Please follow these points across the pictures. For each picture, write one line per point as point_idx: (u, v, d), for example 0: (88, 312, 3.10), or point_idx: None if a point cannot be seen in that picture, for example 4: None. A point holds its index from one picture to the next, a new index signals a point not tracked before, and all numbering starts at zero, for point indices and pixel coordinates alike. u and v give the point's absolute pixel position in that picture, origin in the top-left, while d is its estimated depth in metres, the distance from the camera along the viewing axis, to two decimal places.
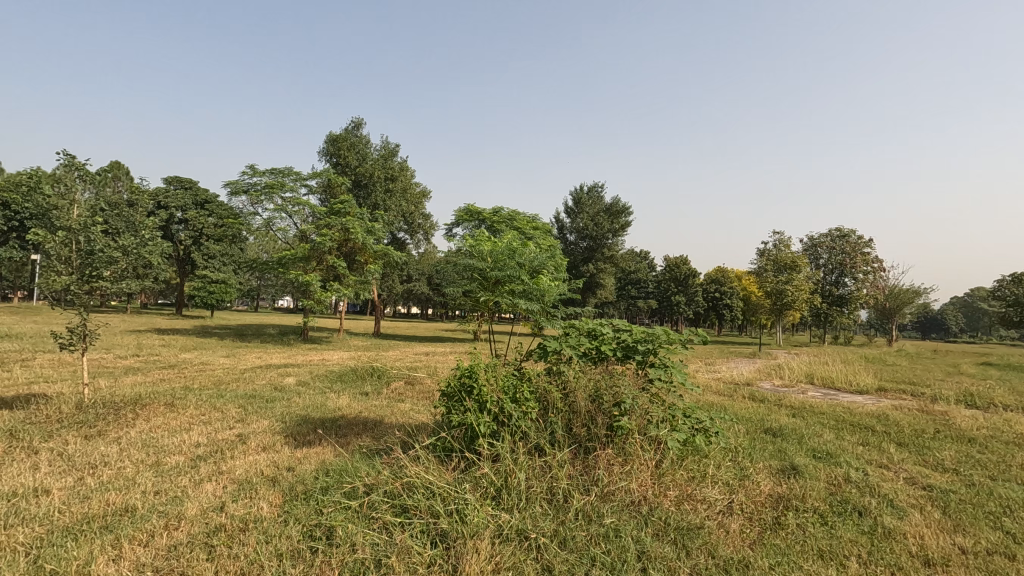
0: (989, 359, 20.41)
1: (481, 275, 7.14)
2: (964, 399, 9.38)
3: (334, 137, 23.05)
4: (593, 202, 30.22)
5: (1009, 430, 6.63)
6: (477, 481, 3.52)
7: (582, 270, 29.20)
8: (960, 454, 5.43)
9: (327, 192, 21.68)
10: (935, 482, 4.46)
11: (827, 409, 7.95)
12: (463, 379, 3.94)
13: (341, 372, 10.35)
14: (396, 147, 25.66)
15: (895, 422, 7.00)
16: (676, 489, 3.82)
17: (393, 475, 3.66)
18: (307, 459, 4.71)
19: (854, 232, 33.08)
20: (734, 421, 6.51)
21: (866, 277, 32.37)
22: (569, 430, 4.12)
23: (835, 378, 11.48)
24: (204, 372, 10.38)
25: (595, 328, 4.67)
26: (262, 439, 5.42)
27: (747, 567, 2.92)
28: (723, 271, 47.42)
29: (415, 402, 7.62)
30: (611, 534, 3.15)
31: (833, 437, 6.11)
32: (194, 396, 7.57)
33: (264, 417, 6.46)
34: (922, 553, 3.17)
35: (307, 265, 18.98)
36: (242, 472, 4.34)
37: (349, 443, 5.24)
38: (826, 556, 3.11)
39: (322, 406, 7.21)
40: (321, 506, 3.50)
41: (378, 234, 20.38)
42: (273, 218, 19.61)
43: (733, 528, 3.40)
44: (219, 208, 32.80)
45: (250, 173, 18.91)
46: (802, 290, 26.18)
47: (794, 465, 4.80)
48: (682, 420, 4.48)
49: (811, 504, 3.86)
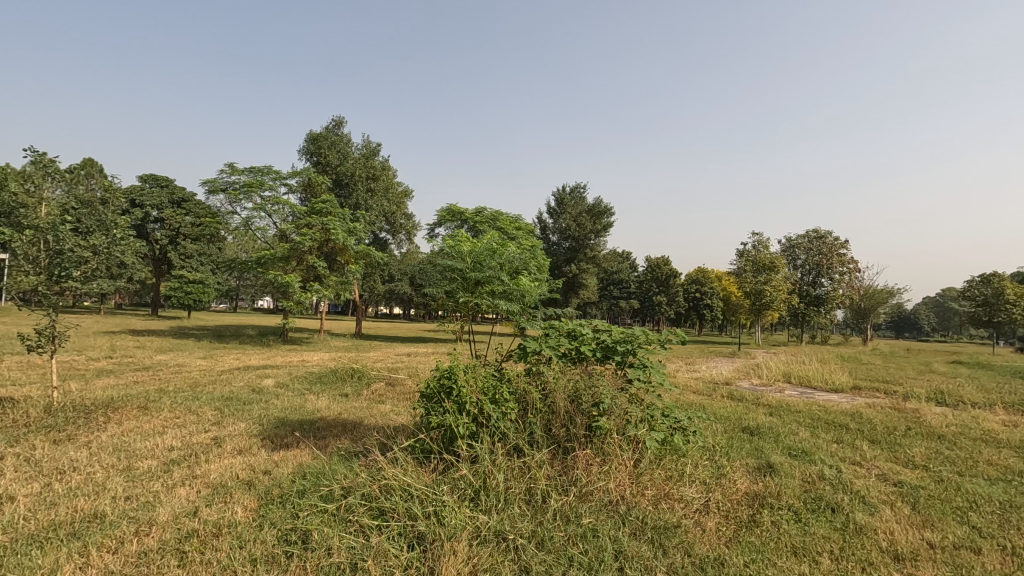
0: (961, 360, 19.83)
1: (460, 274, 7.15)
2: (934, 397, 9.60)
3: (314, 135, 22.78)
4: (576, 203, 30.30)
5: (977, 427, 6.81)
6: (455, 483, 3.51)
7: (564, 270, 29.34)
8: (931, 451, 5.57)
9: (307, 191, 21.44)
10: (905, 478, 4.57)
11: (803, 408, 8.08)
12: (442, 380, 3.93)
13: (320, 373, 10.21)
14: (378, 146, 25.51)
15: (869, 421, 7.14)
16: (653, 488, 3.84)
17: (371, 477, 3.62)
18: (283, 463, 4.65)
19: (831, 233, 33.70)
20: (712, 420, 6.55)
21: (842, 278, 32.99)
22: (549, 431, 4.12)
23: (811, 377, 11.65)
24: (180, 374, 10.19)
25: (575, 329, 4.66)
26: (238, 442, 5.33)
27: (722, 565, 2.96)
28: (704, 271, 47.99)
29: (396, 403, 7.60)
30: (589, 534, 3.16)
31: (809, 435, 6.23)
32: (169, 398, 7.43)
33: (241, 420, 6.35)
34: (891, 548, 3.24)
35: (287, 266, 18.71)
36: (217, 476, 4.26)
37: (327, 446, 5.19)
38: (800, 553, 3.16)
39: (301, 408, 7.12)
40: (297, 510, 3.46)
41: (359, 235, 20.20)
42: (251, 217, 19.36)
43: (710, 527, 3.44)
44: (197, 207, 32.27)
45: (228, 171, 18.61)
46: (780, 290, 26.64)
47: (770, 464, 4.86)
48: (661, 419, 4.51)
49: (786, 502, 3.92)
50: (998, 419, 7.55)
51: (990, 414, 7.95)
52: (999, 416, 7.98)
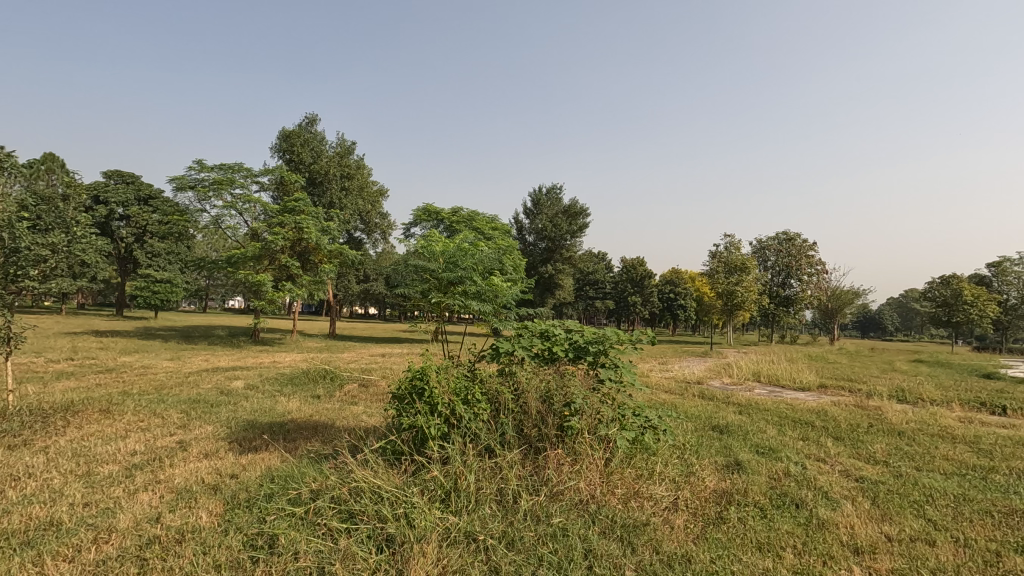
0: (921, 359, 19.66)
1: (433, 275, 7.15)
2: (897, 395, 9.87)
3: (287, 133, 22.30)
4: (552, 203, 30.40)
5: (935, 424, 7.07)
6: (426, 485, 3.49)
7: (540, 270, 29.45)
8: (891, 447, 5.77)
9: (280, 190, 21.10)
10: (866, 474, 4.72)
11: (771, 406, 8.29)
12: (414, 381, 3.91)
13: (291, 374, 10.05)
14: (353, 144, 25.26)
15: (832, 418, 7.35)
16: (623, 487, 3.88)
17: (340, 479, 3.58)
18: (251, 466, 4.55)
19: (799, 236, 34.55)
20: (683, 420, 6.65)
21: (811, 279, 33.83)
22: (520, 432, 4.13)
23: (779, 377, 11.91)
24: (145, 376, 9.89)
25: (548, 329, 4.69)
26: (205, 446, 5.20)
27: (688, 561, 3.01)
28: (677, 272, 48.70)
29: (369, 404, 7.55)
30: (559, 533, 3.17)
31: (776, 432, 6.38)
32: (133, 401, 7.21)
33: (208, 423, 6.19)
34: (851, 542, 3.34)
35: (258, 265, 18.39)
36: (181, 481, 4.15)
37: (297, 449, 5.10)
38: (764, 548, 3.23)
39: (271, 410, 6.99)
40: (263, 514, 3.40)
41: (333, 234, 19.94)
42: (221, 215, 18.98)
43: (678, 524, 3.50)
44: (164, 204, 31.41)
45: (197, 168, 18.20)
46: (751, 290, 27.23)
47: (737, 461, 4.97)
48: (631, 419, 4.57)
49: (753, 498, 4.01)
50: (954, 416, 7.86)
51: (947, 411, 8.28)
52: (957, 412, 8.31)
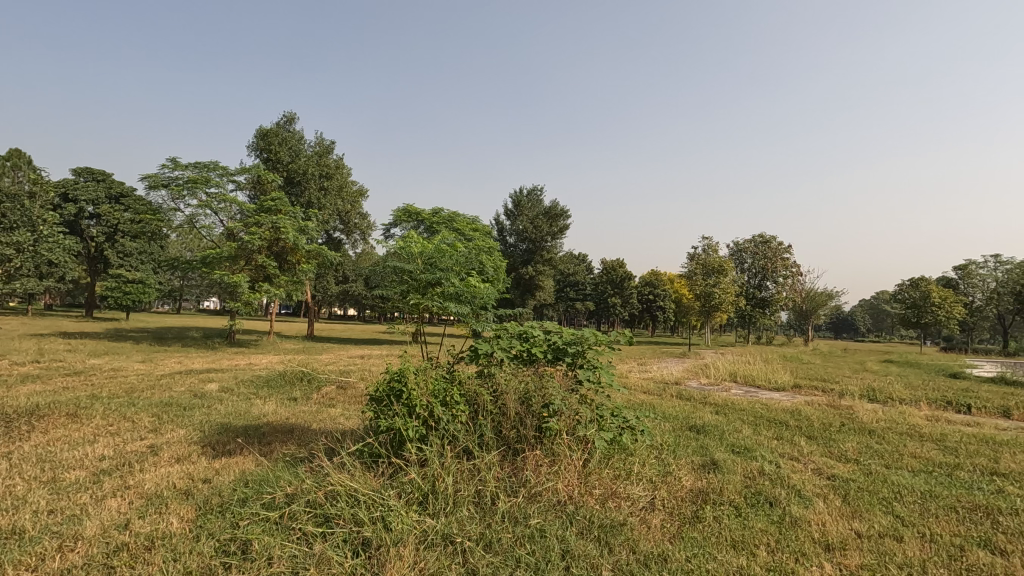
0: (890, 360, 20.37)
1: (410, 277, 7.12)
2: (868, 394, 10.12)
3: (264, 131, 21.96)
4: (532, 205, 30.47)
5: (904, 422, 7.27)
6: (403, 487, 3.47)
7: (521, 271, 29.45)
8: (861, 445, 5.90)
9: (256, 189, 20.75)
10: (838, 472, 4.82)
11: (746, 406, 8.41)
12: (391, 383, 3.89)
13: (267, 376, 9.87)
14: (332, 143, 24.99)
15: (806, 417, 7.49)
16: (601, 487, 3.91)
17: (315, 483, 3.53)
18: (224, 470, 4.47)
19: (774, 238, 35.17)
20: (660, 420, 6.72)
21: (786, 281, 34.49)
22: (499, 433, 4.13)
23: (755, 377, 12.13)
24: (115, 378, 9.61)
25: (526, 330, 4.69)
26: (176, 450, 5.09)
27: (665, 561, 3.04)
28: (657, 274, 49.20)
29: (347, 407, 7.48)
30: (536, 534, 3.18)
31: (750, 432, 6.48)
32: (102, 404, 7.02)
33: (180, 427, 6.06)
34: (823, 539, 3.41)
35: (234, 265, 18.06)
36: (151, 486, 4.05)
37: (272, 452, 5.02)
38: (738, 546, 3.28)
39: (246, 413, 6.87)
40: (237, 519, 3.33)
41: (311, 234, 19.66)
42: (196, 215, 18.61)
43: (654, 523, 3.53)
44: (136, 202, 30.64)
45: (171, 166, 17.81)
46: (728, 292, 27.65)
47: (714, 460, 5.04)
48: (609, 419, 4.62)
49: (728, 497, 4.07)
50: (922, 414, 8.07)
51: (915, 410, 8.49)
52: (925, 411, 8.54)
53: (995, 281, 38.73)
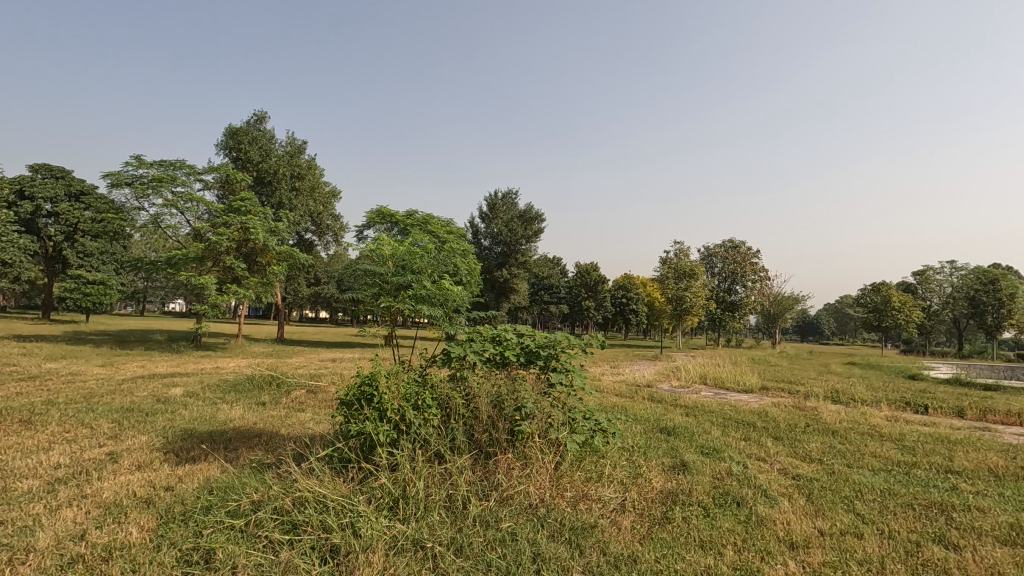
0: (846, 360, 22.96)
1: (381, 279, 7.05)
2: (832, 395, 10.43)
3: (233, 129, 21.51)
4: (507, 208, 30.52)
5: (865, 423, 7.51)
6: (374, 492, 3.43)
7: (495, 274, 29.46)
8: (825, 445, 6.07)
9: (225, 188, 20.28)
10: (802, 471, 4.95)
11: (716, 408, 8.58)
12: (363, 387, 3.85)
13: (235, 381, 9.62)
14: (303, 143, 24.58)
15: (773, 419, 7.67)
16: (572, 490, 3.93)
17: (283, 489, 3.47)
18: (188, 477, 4.34)
19: (744, 243, 35.95)
20: (632, 422, 6.81)
21: (754, 285, 35.29)
22: (471, 437, 4.12)
23: (725, 379, 12.39)
24: (72, 383, 9.24)
25: (500, 333, 4.69)
26: (137, 457, 4.92)
27: (634, 561, 3.07)
28: (630, 277, 49.76)
29: (317, 411, 7.35)
30: (508, 538, 3.17)
31: (719, 433, 6.61)
32: (59, 410, 6.76)
33: (142, 433, 5.87)
34: (787, 537, 3.49)
35: (201, 266, 17.60)
36: (110, 495, 3.91)
37: (238, 458, 4.90)
38: (706, 546, 3.33)
39: (211, 418, 6.69)
40: (200, 527, 3.24)
41: (282, 234, 19.29)
42: (161, 214, 18.08)
43: (625, 525, 3.56)
44: (97, 201, 29.55)
45: (135, 164, 17.28)
46: (699, 296, 28.18)
47: (684, 461, 5.12)
48: (582, 421, 4.65)
49: (696, 497, 4.14)
50: (883, 415, 8.34)
51: (876, 411, 8.77)
52: (885, 411, 8.85)
53: (951, 286, 40.40)
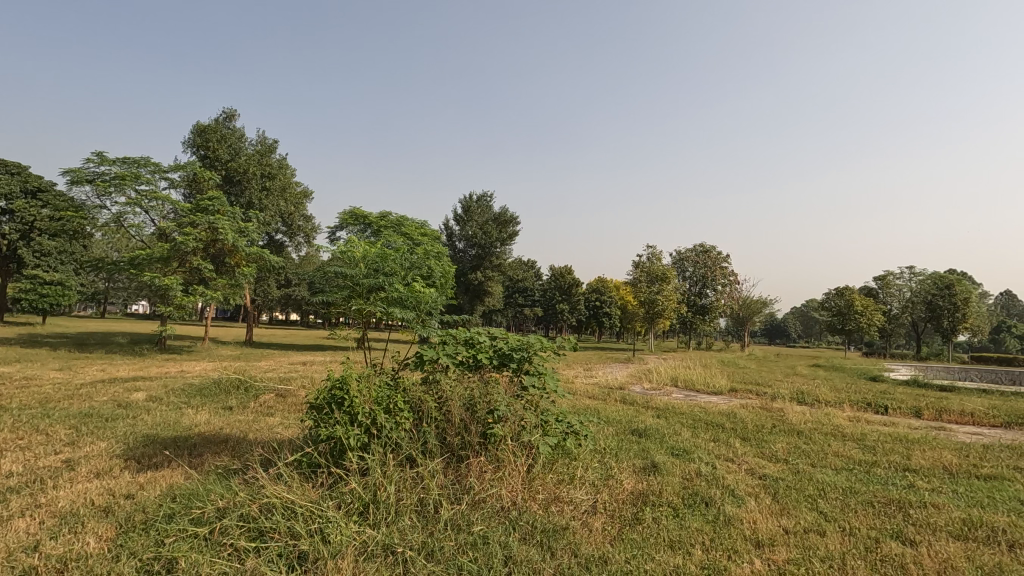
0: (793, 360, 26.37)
1: (352, 281, 6.93)
2: (798, 397, 10.73)
3: (201, 127, 21.00)
4: (482, 211, 30.51)
5: (829, 423, 7.72)
6: (343, 498, 3.39)
7: (469, 277, 29.35)
8: (791, 445, 6.22)
9: (192, 187, 19.76)
10: (769, 471, 5.07)
11: (686, 410, 8.73)
12: (333, 391, 3.81)
13: (200, 384, 9.36)
14: (274, 142, 24.13)
15: (742, 420, 7.84)
16: (544, 492, 3.94)
17: (250, 495, 3.39)
18: (150, 484, 4.21)
19: (715, 248, 36.68)
20: (605, 424, 6.88)
21: (724, 289, 36.02)
22: (442, 440, 4.10)
23: (695, 381, 12.61)
24: (26, 388, 8.84)
25: (473, 336, 4.68)
26: (96, 464, 4.74)
27: (605, 562, 3.10)
28: (603, 281, 50.17)
29: (286, 415, 7.21)
30: (479, 541, 3.16)
31: (689, 435, 6.73)
32: (11, 417, 6.47)
33: (101, 439, 5.66)
34: (753, 536, 3.56)
35: (166, 267, 17.10)
36: (66, 504, 3.76)
37: (203, 465, 4.77)
38: (675, 546, 3.38)
39: (175, 424, 6.49)
40: (162, 536, 3.14)
41: (251, 235, 18.87)
42: (124, 212, 17.50)
43: (596, 527, 3.59)
44: (56, 198, 28.44)
45: (97, 160, 16.71)
46: (671, 300, 28.66)
47: (654, 463, 5.19)
48: (554, 424, 4.67)
49: (666, 498, 4.19)
50: (845, 416, 8.60)
51: (838, 411, 9.05)
52: (847, 412, 9.15)
53: (909, 290, 41.98)
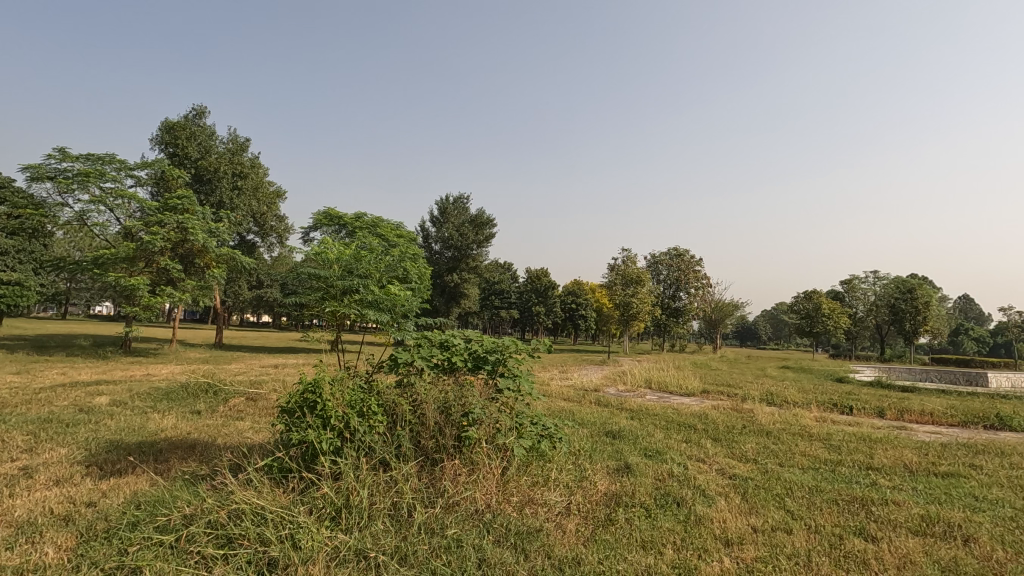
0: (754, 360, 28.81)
1: (326, 283, 6.83)
2: (767, 398, 10.97)
3: (170, 124, 20.51)
4: (458, 213, 30.48)
5: (796, 424, 7.91)
6: (315, 503, 3.34)
7: (445, 279, 29.25)
8: (760, 446, 6.36)
9: (160, 185, 19.24)
10: (739, 471, 5.16)
11: (660, 411, 8.84)
12: (305, 395, 3.74)
13: (167, 388, 9.11)
14: (246, 141, 23.67)
15: (713, 421, 7.97)
16: (518, 495, 3.94)
17: (218, 502, 3.31)
18: (114, 492, 4.08)
19: (687, 252, 37.32)
20: (579, 426, 6.93)
21: (697, 292, 36.62)
22: (416, 444, 4.08)
23: (668, 383, 12.78)
24: None
25: (447, 339, 4.66)
26: (55, 471, 4.57)
27: (579, 564, 3.12)
28: (579, 283, 50.54)
29: (257, 419, 7.06)
30: (453, 544, 3.15)
31: (662, 436, 6.82)
32: None
33: (61, 445, 5.46)
34: (722, 535, 3.63)
35: (132, 267, 16.59)
36: (23, 513, 3.62)
37: (169, 471, 4.65)
38: (647, 546, 3.43)
39: (140, 429, 6.29)
40: (125, 545, 3.05)
41: (222, 235, 18.45)
42: (87, 210, 16.93)
43: (569, 528, 3.61)
44: (15, 195, 27.38)
45: (59, 156, 16.14)
46: (645, 303, 29.00)
47: (627, 464, 5.23)
48: (528, 426, 4.68)
49: (639, 499, 4.24)
50: (811, 416, 8.84)
51: (805, 412, 9.31)
52: (813, 412, 9.43)
53: (874, 294, 43.37)
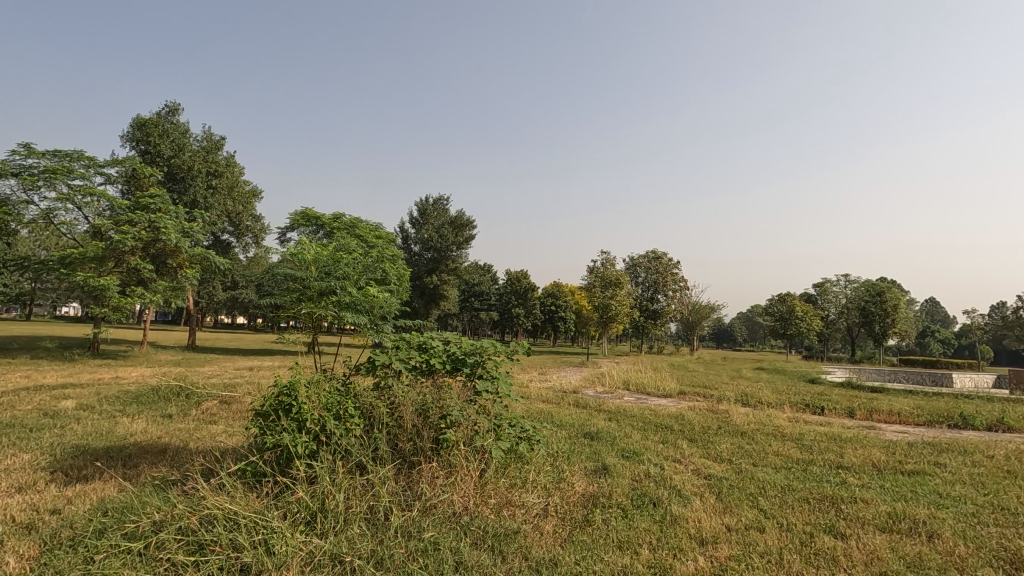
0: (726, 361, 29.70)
1: (302, 284, 6.75)
2: (742, 399, 11.15)
3: (142, 120, 20.02)
4: (438, 214, 30.34)
5: (770, 424, 8.05)
6: (290, 508, 3.29)
7: (424, 280, 29.09)
8: (735, 446, 6.46)
9: (131, 183, 18.77)
10: (714, 471, 5.24)
11: (637, 412, 8.92)
12: (280, 397, 3.68)
13: (136, 392, 8.86)
14: (221, 140, 23.23)
15: (688, 422, 8.08)
16: (496, 496, 3.94)
17: (189, 507, 3.23)
18: (80, 498, 3.97)
19: (665, 254, 37.74)
20: (557, 428, 6.95)
21: (675, 294, 37.02)
22: (393, 447, 4.05)
23: (645, 384, 12.90)
24: None
25: (426, 341, 4.62)
26: (17, 478, 4.42)
27: (555, 565, 3.13)
28: (559, 285, 50.75)
29: (230, 423, 6.92)
30: (430, 547, 3.13)
31: (639, 437, 6.89)
32: None
33: (24, 451, 5.28)
34: (697, 534, 3.67)
35: (101, 267, 16.12)
36: None
37: (138, 476, 4.53)
38: (624, 546, 3.45)
39: (108, 433, 6.12)
40: (91, 553, 2.96)
41: (195, 235, 18.08)
42: (54, 209, 16.42)
43: (547, 530, 3.63)
44: None
45: (23, 152, 15.62)
46: (623, 305, 29.23)
47: (605, 465, 5.27)
48: (507, 428, 4.67)
49: (616, 500, 4.27)
50: (783, 416, 9.01)
51: (778, 412, 9.49)
52: (785, 412, 9.64)
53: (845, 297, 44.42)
